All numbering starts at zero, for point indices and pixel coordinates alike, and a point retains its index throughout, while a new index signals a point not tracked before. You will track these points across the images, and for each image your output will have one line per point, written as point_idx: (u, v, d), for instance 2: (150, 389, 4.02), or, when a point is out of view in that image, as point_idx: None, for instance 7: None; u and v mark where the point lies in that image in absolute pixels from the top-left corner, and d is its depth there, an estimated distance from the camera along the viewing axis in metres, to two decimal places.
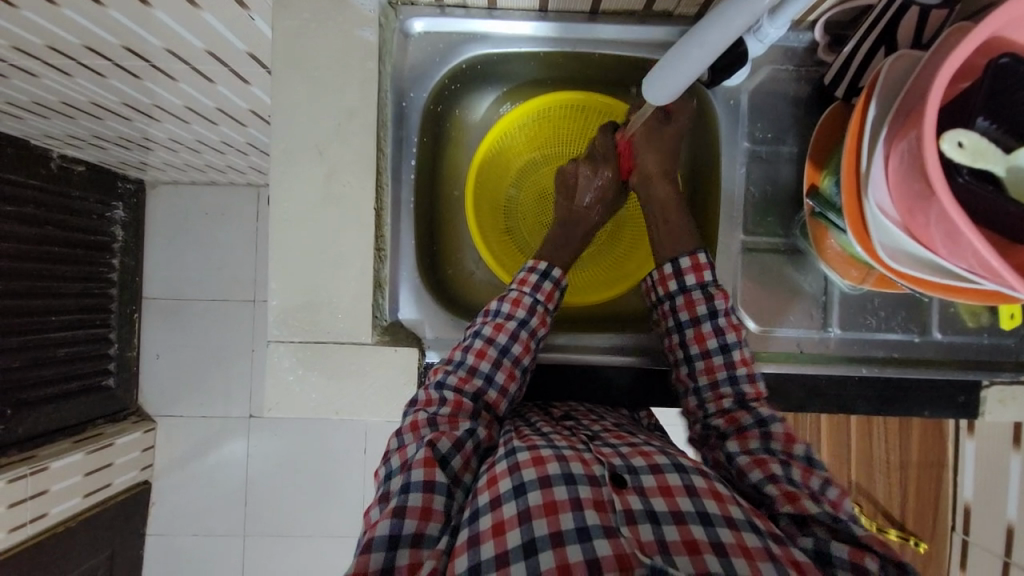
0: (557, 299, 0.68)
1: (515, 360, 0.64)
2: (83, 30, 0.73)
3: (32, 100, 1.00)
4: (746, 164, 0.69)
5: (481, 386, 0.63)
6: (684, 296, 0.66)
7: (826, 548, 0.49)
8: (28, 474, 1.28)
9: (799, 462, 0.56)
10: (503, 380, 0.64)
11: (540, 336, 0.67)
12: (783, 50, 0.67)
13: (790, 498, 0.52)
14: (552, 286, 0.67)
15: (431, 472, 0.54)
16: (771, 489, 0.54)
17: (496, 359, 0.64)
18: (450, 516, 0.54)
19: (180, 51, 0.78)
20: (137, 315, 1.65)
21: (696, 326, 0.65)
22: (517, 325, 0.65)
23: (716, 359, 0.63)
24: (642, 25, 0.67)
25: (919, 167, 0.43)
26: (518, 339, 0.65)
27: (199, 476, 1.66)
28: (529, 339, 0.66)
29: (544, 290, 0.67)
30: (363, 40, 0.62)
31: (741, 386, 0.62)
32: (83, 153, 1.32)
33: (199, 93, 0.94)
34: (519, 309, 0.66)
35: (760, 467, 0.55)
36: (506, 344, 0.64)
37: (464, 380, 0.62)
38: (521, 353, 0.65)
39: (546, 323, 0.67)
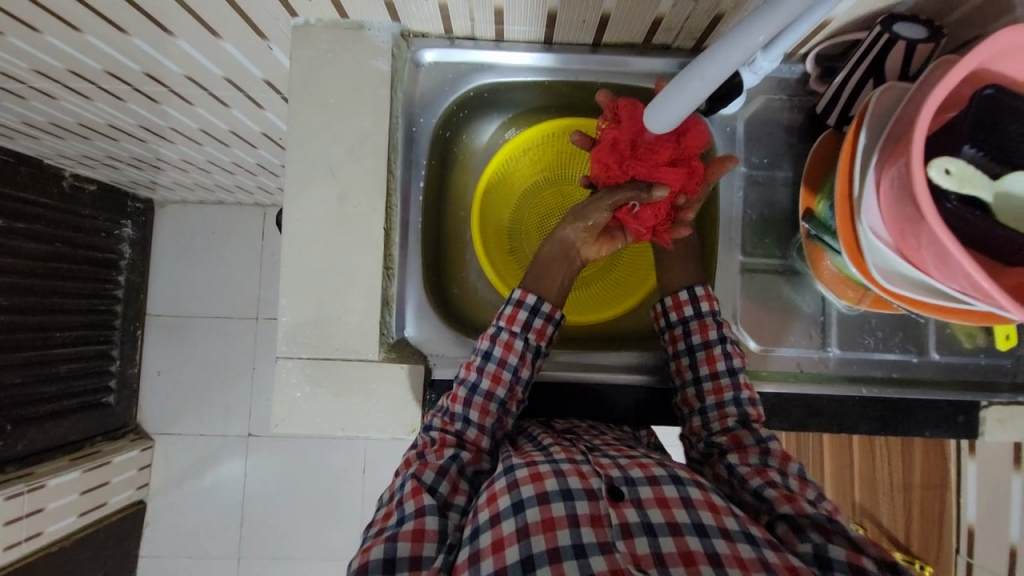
0: (522, 320, 0.67)
1: (486, 396, 0.64)
2: (106, 57, 0.76)
3: (50, 121, 1.03)
4: (743, 188, 0.71)
5: (461, 425, 0.63)
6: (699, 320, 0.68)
7: (826, 551, 0.48)
8: (24, 492, 1.26)
9: (795, 476, 0.57)
10: (478, 417, 0.63)
11: (513, 366, 0.66)
12: (777, 80, 0.70)
13: (789, 499, 0.53)
14: (512, 308, 0.67)
15: (417, 500, 0.55)
16: (770, 492, 0.54)
17: (468, 399, 0.64)
18: (447, 535, 0.54)
19: (198, 77, 0.81)
20: (141, 331, 1.65)
21: (707, 349, 0.67)
22: (483, 358, 0.66)
23: (723, 380, 0.65)
24: (642, 56, 0.70)
25: (909, 193, 0.45)
26: (486, 373, 0.65)
27: (196, 496, 1.63)
28: (499, 370, 0.65)
29: (504, 314, 0.67)
30: (377, 69, 0.65)
31: (744, 408, 0.63)
32: (95, 172, 1.35)
33: (213, 116, 0.97)
34: (483, 340, 0.67)
35: (760, 475, 0.56)
36: (475, 381, 0.64)
37: (446, 422, 0.63)
38: (493, 386, 0.64)
39: (514, 350, 0.66)
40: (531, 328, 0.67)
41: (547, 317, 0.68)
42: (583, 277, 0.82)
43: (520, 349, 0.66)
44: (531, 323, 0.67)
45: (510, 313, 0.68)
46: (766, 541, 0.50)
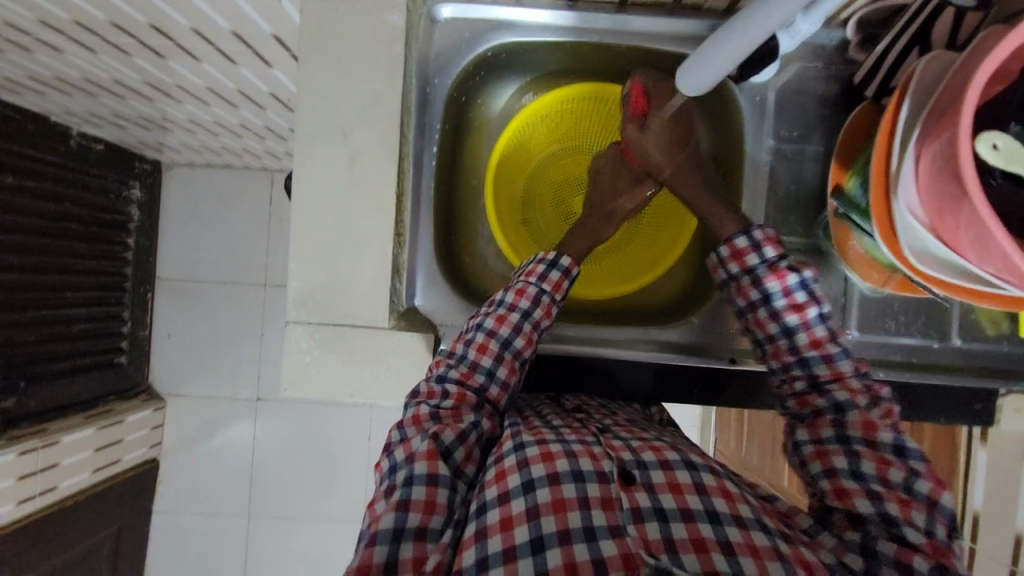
0: (564, 289, 0.67)
1: (516, 354, 0.63)
2: (111, 7, 0.73)
3: (56, 76, 1.01)
4: (770, 161, 0.68)
5: (483, 380, 0.62)
6: (737, 282, 0.65)
7: (872, 544, 0.51)
8: (40, 447, 1.29)
9: (875, 453, 0.54)
10: (506, 373, 0.63)
11: (544, 328, 0.66)
12: (813, 47, 0.66)
13: (839, 496, 0.54)
14: (558, 274, 0.66)
15: (434, 465, 0.54)
16: (824, 483, 0.55)
17: (498, 353, 0.63)
18: (454, 511, 0.55)
19: (205, 30, 0.78)
20: (151, 294, 1.67)
21: (754, 308, 0.64)
22: (520, 316, 0.64)
23: (781, 342, 0.62)
24: (670, 17, 0.66)
25: (952, 169, 0.43)
26: (522, 332, 0.64)
27: (207, 456, 1.68)
28: (532, 332, 0.65)
29: (549, 279, 0.66)
30: (391, 24, 0.62)
31: (813, 368, 0.60)
32: (102, 131, 1.33)
33: (221, 74, 0.94)
34: (522, 298, 0.65)
35: (820, 459, 0.56)
36: (509, 336, 0.63)
37: (466, 374, 0.61)
38: (525, 346, 0.64)
39: (550, 315, 0.66)
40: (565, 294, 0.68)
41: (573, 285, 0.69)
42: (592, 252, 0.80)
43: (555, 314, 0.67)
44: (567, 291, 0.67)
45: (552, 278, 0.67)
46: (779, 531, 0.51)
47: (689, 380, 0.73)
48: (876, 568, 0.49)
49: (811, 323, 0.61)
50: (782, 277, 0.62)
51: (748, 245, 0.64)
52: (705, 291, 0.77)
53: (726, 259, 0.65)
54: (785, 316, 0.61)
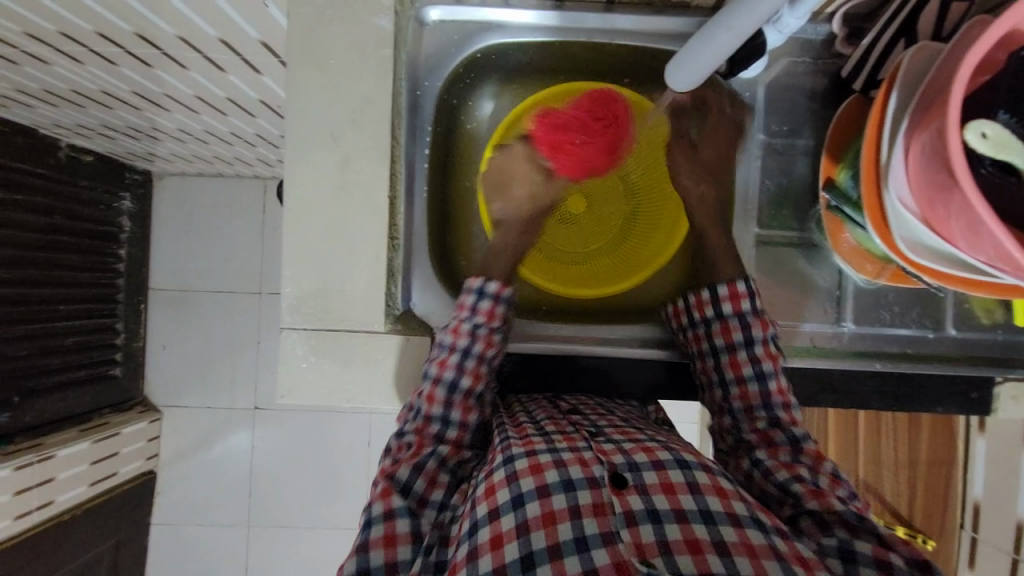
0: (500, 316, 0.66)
1: (466, 393, 0.62)
2: (97, 17, 0.73)
3: (43, 88, 1.00)
4: (761, 155, 0.69)
5: (438, 428, 0.61)
6: (722, 322, 0.66)
7: (851, 545, 0.49)
8: (35, 462, 1.28)
9: (828, 474, 0.57)
10: (461, 415, 0.62)
11: (491, 360, 0.64)
12: (801, 41, 0.66)
13: (816, 494, 0.53)
14: (490, 304, 0.65)
15: (389, 502, 0.55)
16: (797, 487, 0.55)
17: (448, 397, 0.61)
18: (422, 536, 0.55)
19: (193, 38, 0.78)
20: (144, 305, 1.65)
21: (731, 350, 0.65)
22: (461, 355, 0.63)
23: (751, 385, 0.63)
24: (658, 15, 0.67)
25: (940, 158, 0.43)
26: (465, 370, 0.62)
27: (204, 467, 1.66)
28: (478, 365, 0.63)
29: (482, 310, 0.65)
30: (378, 27, 0.62)
31: (776, 412, 0.62)
32: (91, 143, 1.32)
33: (210, 82, 0.94)
34: (458, 338, 0.63)
35: (787, 470, 0.57)
36: (454, 378, 0.62)
37: (421, 426, 0.61)
38: (473, 383, 0.63)
39: (494, 345, 0.65)
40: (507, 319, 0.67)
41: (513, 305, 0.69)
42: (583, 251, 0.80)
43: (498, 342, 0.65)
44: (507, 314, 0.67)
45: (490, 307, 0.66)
46: (777, 530, 0.50)
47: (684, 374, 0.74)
48: (855, 570, 0.47)
49: (781, 372, 0.63)
50: (766, 326, 0.64)
51: (739, 288, 0.65)
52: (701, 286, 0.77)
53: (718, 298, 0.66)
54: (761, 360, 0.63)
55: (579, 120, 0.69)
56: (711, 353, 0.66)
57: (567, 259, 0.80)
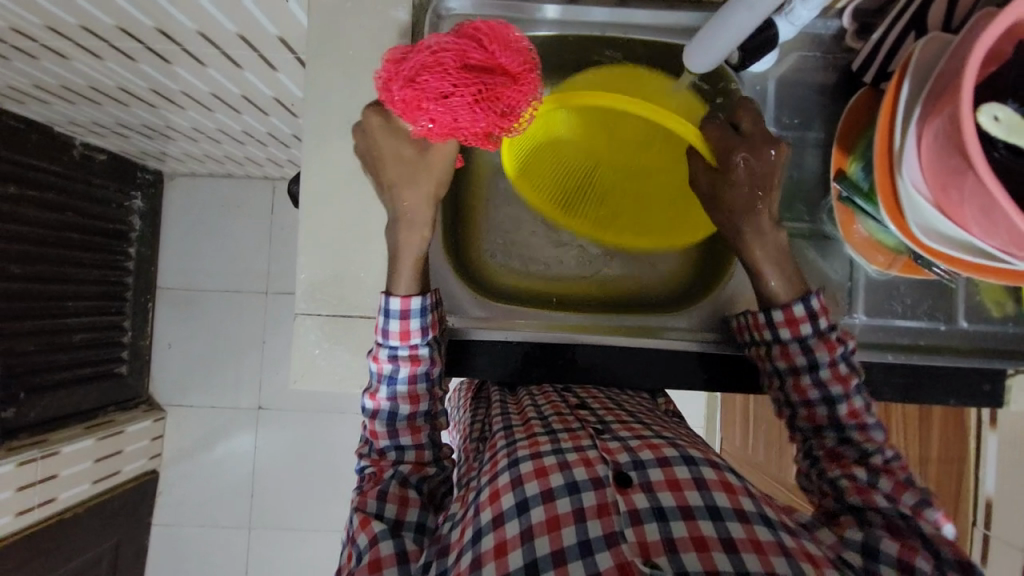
0: (416, 331, 0.61)
1: (408, 416, 0.64)
2: (119, 12, 0.74)
3: (60, 84, 1.02)
4: None
5: (394, 454, 0.65)
6: (783, 347, 0.64)
7: (875, 542, 0.52)
8: (39, 458, 1.27)
9: (896, 479, 0.56)
10: (410, 438, 0.64)
11: (424, 374, 0.63)
12: (810, 36, 0.67)
13: (860, 490, 0.56)
14: (400, 322, 0.60)
15: (369, 531, 0.58)
16: (844, 483, 0.57)
17: (389, 427, 0.64)
18: (406, 555, 0.57)
19: (212, 34, 0.80)
20: (152, 304, 1.66)
21: (795, 374, 0.64)
22: (389, 383, 0.63)
23: (819, 409, 0.62)
24: (670, 11, 0.68)
25: (953, 144, 0.44)
26: (399, 396, 0.63)
27: (207, 467, 1.66)
28: (412, 387, 0.63)
29: (396, 332, 0.60)
30: (396, 19, 0.63)
31: (849, 433, 0.61)
32: (105, 141, 1.34)
33: (226, 78, 0.96)
34: (381, 366, 0.61)
35: (840, 467, 0.59)
36: (391, 408, 0.63)
37: (377, 459, 0.65)
38: (413, 407, 0.64)
39: (421, 363, 0.62)
40: (426, 330, 0.62)
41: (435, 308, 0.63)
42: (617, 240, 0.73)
43: (426, 354, 0.63)
44: (423, 325, 0.61)
45: (403, 326, 0.60)
46: (782, 525, 0.52)
47: (720, 369, 0.74)
48: (876, 566, 0.50)
49: (855, 394, 0.61)
50: (832, 348, 0.62)
51: (797, 314, 0.63)
52: (712, 278, 0.77)
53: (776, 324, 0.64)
54: (831, 388, 0.61)
55: (434, 62, 0.47)
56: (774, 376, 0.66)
57: (577, 208, 0.72)
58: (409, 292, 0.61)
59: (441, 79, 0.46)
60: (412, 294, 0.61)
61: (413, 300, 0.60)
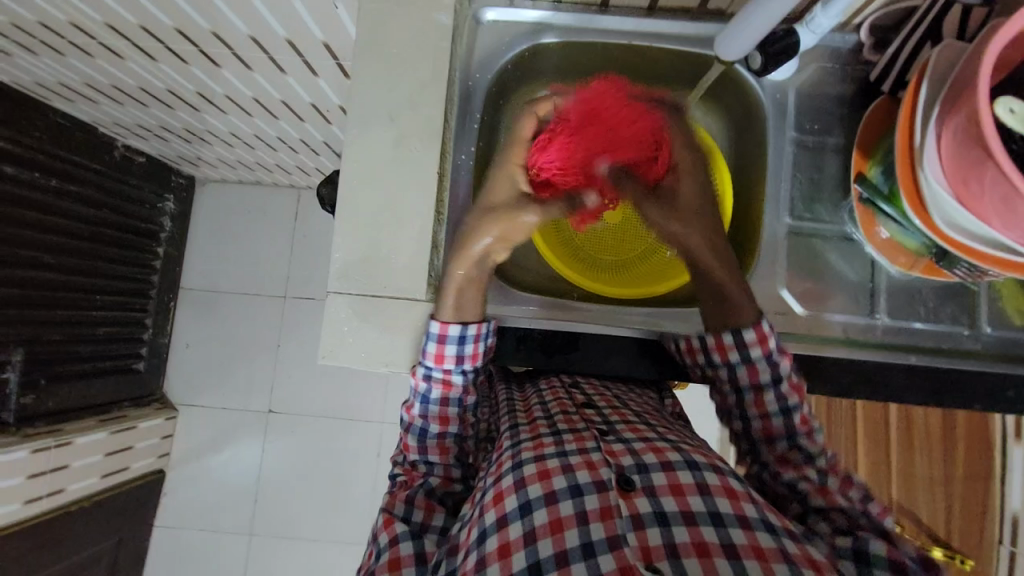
0: (452, 356, 0.65)
1: (439, 436, 0.69)
2: (180, 13, 0.81)
3: (113, 84, 1.09)
4: (794, 152, 0.72)
5: (423, 466, 0.69)
6: (750, 364, 0.64)
7: (864, 546, 0.54)
8: (52, 446, 1.28)
9: (840, 476, 0.61)
10: (438, 457, 0.69)
11: (456, 398, 0.68)
12: (830, 49, 0.73)
13: (822, 493, 0.59)
14: (437, 347, 0.64)
15: (391, 531, 0.62)
16: (804, 486, 0.60)
17: (420, 444, 0.69)
18: (425, 555, 0.60)
19: (262, 38, 0.86)
20: (173, 304, 1.70)
21: (755, 390, 0.64)
22: (422, 401, 0.68)
23: (775, 421, 0.64)
24: (694, 21, 0.74)
25: (972, 138, 0.46)
26: (431, 416, 0.68)
27: (213, 469, 1.65)
28: (444, 409, 0.68)
29: (431, 354, 0.64)
30: (440, 23, 0.68)
31: (799, 441, 0.63)
32: (146, 144, 1.41)
33: (269, 83, 1.02)
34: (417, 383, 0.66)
35: (794, 469, 0.62)
36: (422, 425, 0.69)
37: (408, 469, 0.70)
38: (443, 427, 0.69)
39: (453, 388, 0.67)
40: (462, 358, 0.66)
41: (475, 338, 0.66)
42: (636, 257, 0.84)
43: (460, 382, 0.67)
44: (459, 353, 0.65)
45: (438, 350, 0.64)
46: (785, 530, 0.50)
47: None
48: (869, 571, 0.52)
49: (805, 404, 0.64)
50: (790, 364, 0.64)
51: (766, 332, 0.64)
52: None
53: (745, 345, 0.64)
54: (789, 395, 0.63)
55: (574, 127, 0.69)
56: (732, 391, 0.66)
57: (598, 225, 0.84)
58: (449, 318, 0.65)
59: (570, 137, 0.69)
60: (451, 319, 0.64)
61: (451, 327, 0.64)
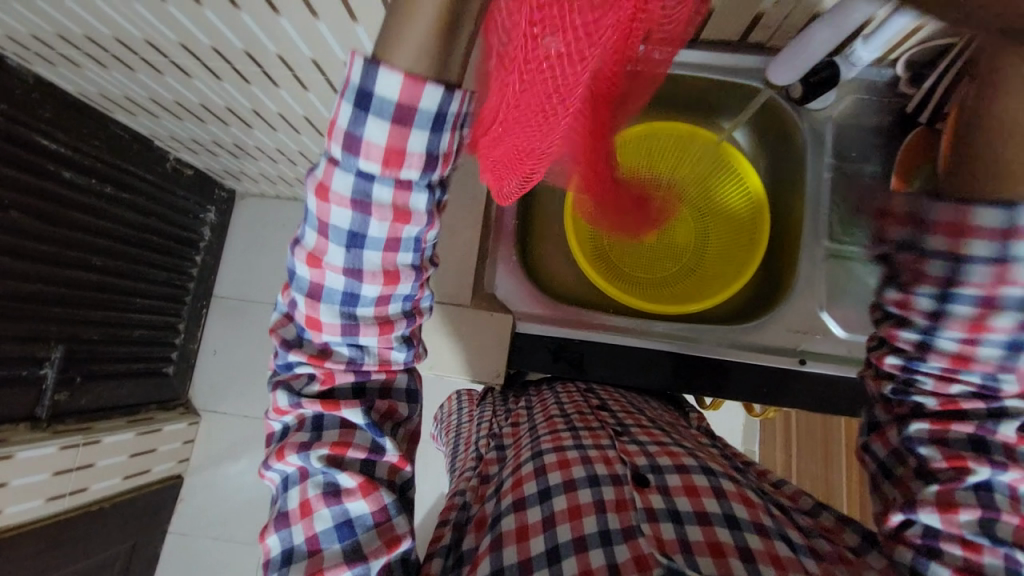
0: (413, 161, 0.44)
1: (382, 300, 0.50)
2: (251, 37, 0.88)
3: (176, 100, 1.16)
4: (831, 175, 0.79)
5: (348, 352, 0.52)
6: (996, 265, 0.47)
7: (921, 563, 0.47)
8: (80, 444, 1.31)
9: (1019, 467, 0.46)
10: (379, 336, 0.51)
11: (414, 237, 0.48)
12: (866, 82, 0.79)
13: (945, 506, 0.47)
14: (393, 138, 0.43)
15: (369, 500, 0.53)
16: (931, 488, 0.47)
17: (348, 313, 0.50)
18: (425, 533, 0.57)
19: (323, 61, 0.92)
20: (205, 310, 1.74)
21: (986, 302, 0.48)
22: (350, 236, 0.47)
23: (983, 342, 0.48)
24: (737, 53, 0.79)
25: None
26: (371, 270, 0.48)
27: (230, 478, 1.66)
28: (388, 262, 0.49)
29: (380, 151, 0.43)
30: None
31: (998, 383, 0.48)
32: (196, 158, 1.48)
33: (321, 103, 1.08)
34: (348, 205, 0.45)
35: (954, 463, 0.47)
36: (353, 285, 0.48)
37: (318, 359, 0.51)
38: (388, 288, 0.49)
39: (409, 222, 0.46)
40: (431, 163, 0.45)
41: (455, 131, 0.45)
42: (667, 280, 0.86)
43: (416, 207, 0.47)
44: (430, 154, 0.45)
45: (392, 143, 0.43)
46: (805, 547, 0.53)
47: (773, 389, 0.76)
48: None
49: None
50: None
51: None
52: (767, 301, 0.83)
53: (1011, 233, 0.46)
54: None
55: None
56: (933, 299, 0.50)
57: (632, 246, 0.87)
58: (416, 73, 0.40)
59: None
60: (427, 78, 0.40)
61: (425, 91, 0.41)
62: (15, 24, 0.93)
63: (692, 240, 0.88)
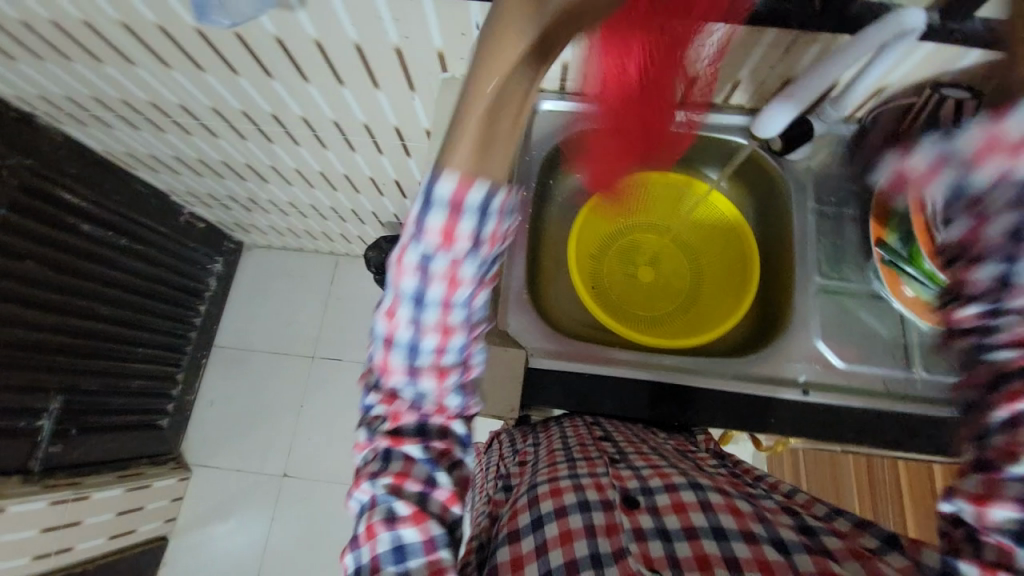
0: (464, 235, 0.44)
1: (436, 353, 0.48)
2: (279, 100, 0.96)
3: (199, 158, 1.23)
4: (815, 220, 0.87)
5: (409, 396, 0.50)
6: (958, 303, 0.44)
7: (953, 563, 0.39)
8: (70, 499, 1.26)
9: None
10: (435, 385, 0.50)
11: (464, 297, 0.47)
12: (836, 137, 0.89)
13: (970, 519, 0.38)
14: (447, 218, 0.43)
15: (425, 531, 0.49)
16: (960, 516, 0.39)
17: (409, 366, 0.49)
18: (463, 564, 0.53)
19: (343, 122, 1.01)
20: (204, 361, 1.73)
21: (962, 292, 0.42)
22: (410, 302, 0.46)
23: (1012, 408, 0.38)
24: (720, 113, 0.89)
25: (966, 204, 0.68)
26: (430, 326, 0.47)
27: (218, 537, 1.58)
28: (444, 318, 0.47)
29: (437, 229, 0.43)
30: None
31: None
32: (210, 211, 1.55)
33: (338, 160, 1.16)
34: (404, 276, 0.45)
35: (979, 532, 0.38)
36: (411, 337, 0.47)
37: (387, 398, 0.51)
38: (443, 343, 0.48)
39: (459, 289, 0.46)
40: (480, 242, 0.45)
41: (512, 214, 0.46)
42: (665, 316, 0.91)
43: (470, 276, 0.46)
44: (477, 233, 0.44)
45: (449, 223, 0.43)
46: (799, 543, 0.53)
47: (779, 416, 0.77)
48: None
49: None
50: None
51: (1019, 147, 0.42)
52: (762, 338, 0.86)
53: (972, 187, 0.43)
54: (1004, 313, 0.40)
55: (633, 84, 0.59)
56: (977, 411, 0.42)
57: (628, 285, 0.93)
58: (469, 172, 0.41)
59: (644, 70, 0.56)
60: (476, 178, 0.41)
61: (475, 187, 0.41)
62: (57, 90, 1.01)
63: (688, 278, 0.93)
